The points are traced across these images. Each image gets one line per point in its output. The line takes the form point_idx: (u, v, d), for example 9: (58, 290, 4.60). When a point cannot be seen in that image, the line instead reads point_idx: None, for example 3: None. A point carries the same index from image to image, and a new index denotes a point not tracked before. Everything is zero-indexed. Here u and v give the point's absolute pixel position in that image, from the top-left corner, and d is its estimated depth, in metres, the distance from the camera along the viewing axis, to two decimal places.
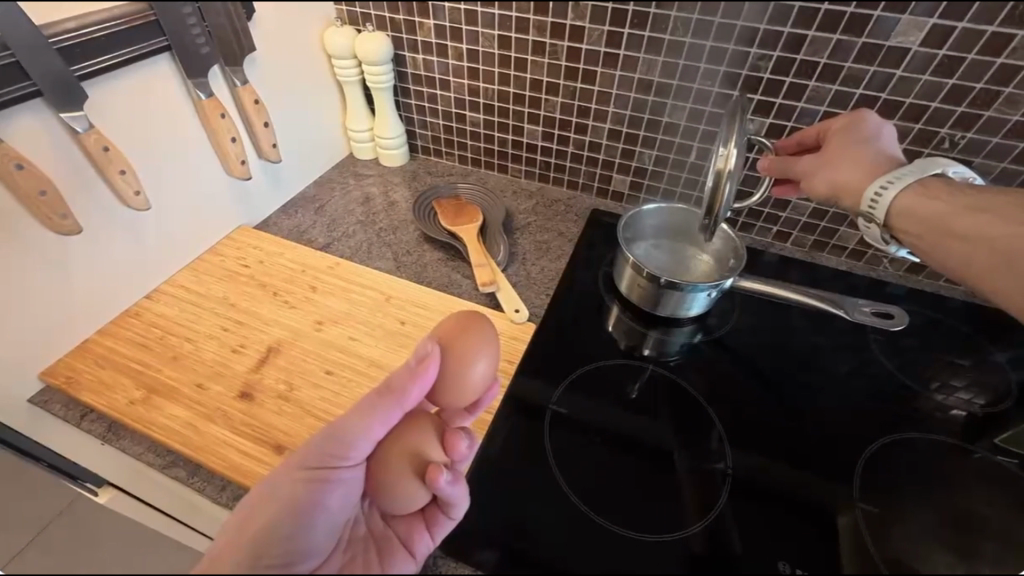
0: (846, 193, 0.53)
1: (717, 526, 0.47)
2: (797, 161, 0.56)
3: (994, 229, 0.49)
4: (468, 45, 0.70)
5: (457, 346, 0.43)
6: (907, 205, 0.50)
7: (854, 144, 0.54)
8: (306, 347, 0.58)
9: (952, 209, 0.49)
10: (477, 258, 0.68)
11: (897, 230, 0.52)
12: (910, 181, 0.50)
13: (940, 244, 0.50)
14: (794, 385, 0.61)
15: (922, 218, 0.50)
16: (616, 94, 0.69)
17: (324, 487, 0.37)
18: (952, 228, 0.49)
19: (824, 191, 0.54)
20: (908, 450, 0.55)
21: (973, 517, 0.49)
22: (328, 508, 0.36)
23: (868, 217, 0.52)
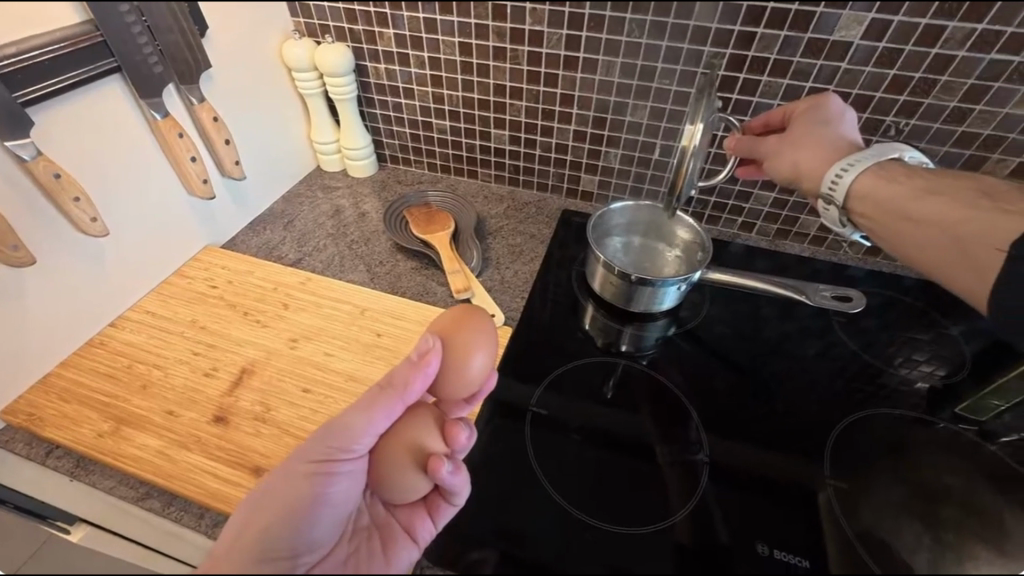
0: (805, 176, 0.55)
1: (697, 512, 0.48)
2: (762, 141, 0.59)
3: (951, 213, 0.48)
4: (428, 53, 0.70)
5: (455, 340, 0.43)
6: (865, 186, 0.51)
7: (815, 128, 0.56)
8: (281, 365, 0.57)
9: (905, 191, 0.50)
10: (451, 265, 0.68)
11: (857, 214, 0.53)
12: (868, 166, 0.52)
13: (896, 229, 0.51)
14: (765, 371, 0.63)
15: (876, 201, 0.51)
16: (579, 95, 0.70)
17: (328, 480, 0.36)
18: (909, 209, 0.50)
19: (788, 171, 0.56)
20: (874, 426, 0.57)
21: (936, 486, 0.52)
22: (333, 501, 0.36)
23: (828, 202, 0.54)
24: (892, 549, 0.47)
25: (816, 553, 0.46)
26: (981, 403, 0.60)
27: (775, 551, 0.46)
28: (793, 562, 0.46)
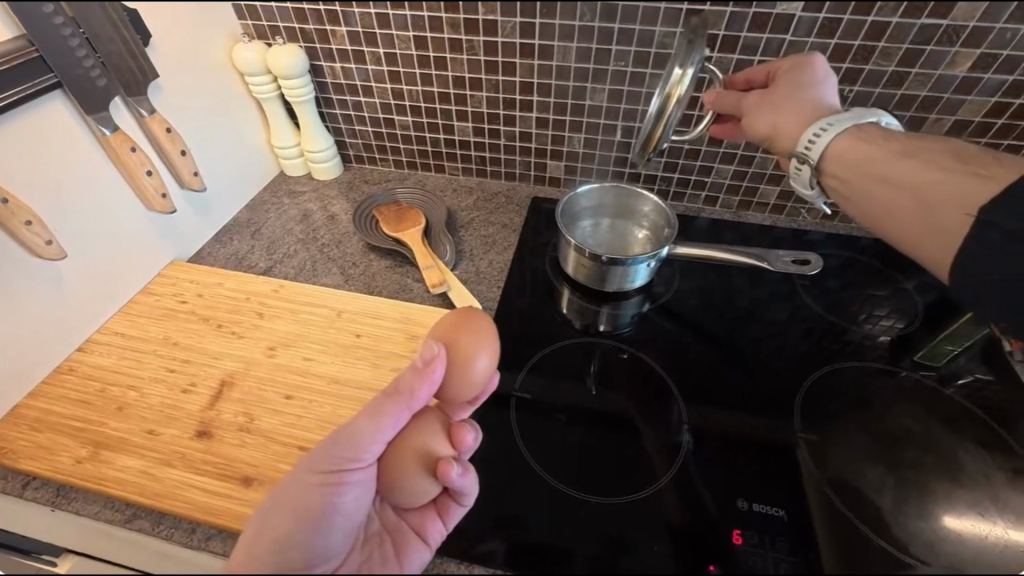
0: (782, 132, 0.54)
1: (679, 477, 0.51)
2: (743, 100, 0.57)
3: (926, 174, 0.47)
4: (384, 49, 0.71)
5: (458, 345, 0.44)
6: (842, 147, 0.50)
7: (798, 89, 0.54)
8: (261, 374, 0.56)
9: (881, 153, 0.49)
10: (424, 261, 0.67)
11: (828, 175, 0.52)
12: (846, 128, 0.50)
13: (868, 187, 0.49)
14: (737, 338, 0.65)
15: (851, 162, 0.50)
16: (537, 83, 0.71)
17: (339, 490, 0.36)
18: (885, 171, 0.48)
19: (765, 128, 0.55)
20: (837, 380, 0.60)
21: (897, 430, 0.56)
22: (345, 510, 0.36)
23: (803, 159, 0.52)
24: (860, 491, 0.50)
25: (793, 504, 0.49)
26: (936, 350, 0.64)
27: (753, 505, 0.49)
28: (771, 513, 0.48)
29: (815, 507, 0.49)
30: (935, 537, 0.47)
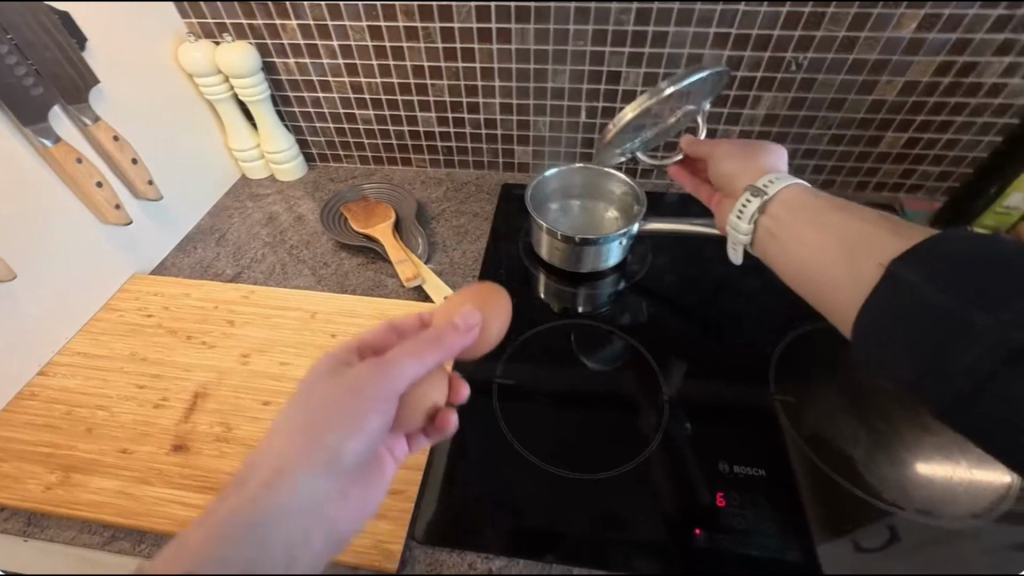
0: (744, 172, 0.58)
1: (661, 447, 0.52)
2: (720, 145, 0.60)
3: (854, 225, 0.48)
4: (338, 41, 0.69)
5: (491, 315, 0.47)
6: (788, 196, 0.52)
7: (760, 150, 0.59)
8: (236, 383, 0.54)
9: (822, 206, 0.51)
10: (397, 255, 0.66)
11: (769, 218, 0.54)
12: (796, 183, 0.53)
13: (799, 232, 0.51)
14: (712, 308, 0.66)
15: (792, 207, 0.52)
16: (498, 68, 0.70)
17: (376, 416, 0.37)
18: (818, 219, 0.50)
19: (732, 167, 0.59)
20: (808, 341, 0.62)
21: (866, 384, 0.58)
22: (374, 436, 0.37)
23: (757, 194, 0.54)
24: (832, 445, 0.52)
25: (773, 462, 0.51)
26: None
27: (734, 467, 0.50)
28: (751, 473, 0.50)
29: (795, 463, 0.51)
30: (905, 480, 0.49)
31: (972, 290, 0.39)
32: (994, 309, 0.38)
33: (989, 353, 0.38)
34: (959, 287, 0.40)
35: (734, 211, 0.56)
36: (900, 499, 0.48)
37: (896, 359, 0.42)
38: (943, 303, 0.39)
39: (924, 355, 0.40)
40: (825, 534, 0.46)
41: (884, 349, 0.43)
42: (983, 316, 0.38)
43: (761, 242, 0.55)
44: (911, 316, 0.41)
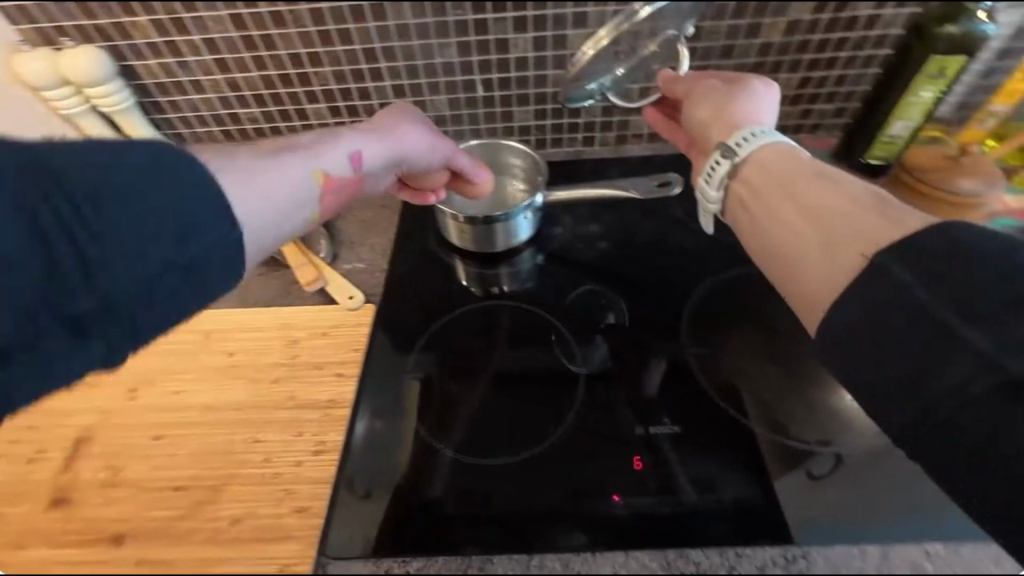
0: (716, 124, 0.50)
1: (578, 420, 0.52)
2: (696, 87, 0.53)
3: (839, 204, 0.40)
4: (199, 35, 0.63)
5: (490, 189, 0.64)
6: (765, 157, 0.45)
7: (742, 97, 0.50)
8: (122, 422, 0.50)
9: (807, 172, 0.43)
10: (295, 259, 0.61)
11: (741, 182, 0.46)
12: (778, 141, 0.46)
13: (772, 203, 0.42)
14: (629, 271, 0.65)
15: (770, 170, 0.44)
16: (381, 47, 0.65)
17: (435, 156, 0.53)
18: (799, 190, 0.42)
19: (707, 116, 0.51)
20: (721, 288, 0.63)
21: (772, 323, 0.60)
22: (419, 162, 0.52)
23: (727, 154, 0.46)
24: (742, 390, 0.54)
25: (692, 420, 0.52)
26: None
27: (649, 428, 0.51)
28: (665, 431, 0.51)
29: (762, 435, 0.51)
30: (814, 413, 0.52)
31: (972, 297, 0.32)
32: (1003, 333, 0.31)
33: (981, 375, 0.30)
34: (961, 295, 0.32)
35: (703, 174, 0.49)
36: (833, 434, 0.51)
37: (881, 366, 0.33)
38: (933, 306, 0.32)
39: (913, 364, 0.32)
40: (784, 472, 0.49)
41: (873, 353, 0.34)
42: (976, 327, 0.31)
43: (731, 211, 0.47)
44: (903, 315, 0.33)
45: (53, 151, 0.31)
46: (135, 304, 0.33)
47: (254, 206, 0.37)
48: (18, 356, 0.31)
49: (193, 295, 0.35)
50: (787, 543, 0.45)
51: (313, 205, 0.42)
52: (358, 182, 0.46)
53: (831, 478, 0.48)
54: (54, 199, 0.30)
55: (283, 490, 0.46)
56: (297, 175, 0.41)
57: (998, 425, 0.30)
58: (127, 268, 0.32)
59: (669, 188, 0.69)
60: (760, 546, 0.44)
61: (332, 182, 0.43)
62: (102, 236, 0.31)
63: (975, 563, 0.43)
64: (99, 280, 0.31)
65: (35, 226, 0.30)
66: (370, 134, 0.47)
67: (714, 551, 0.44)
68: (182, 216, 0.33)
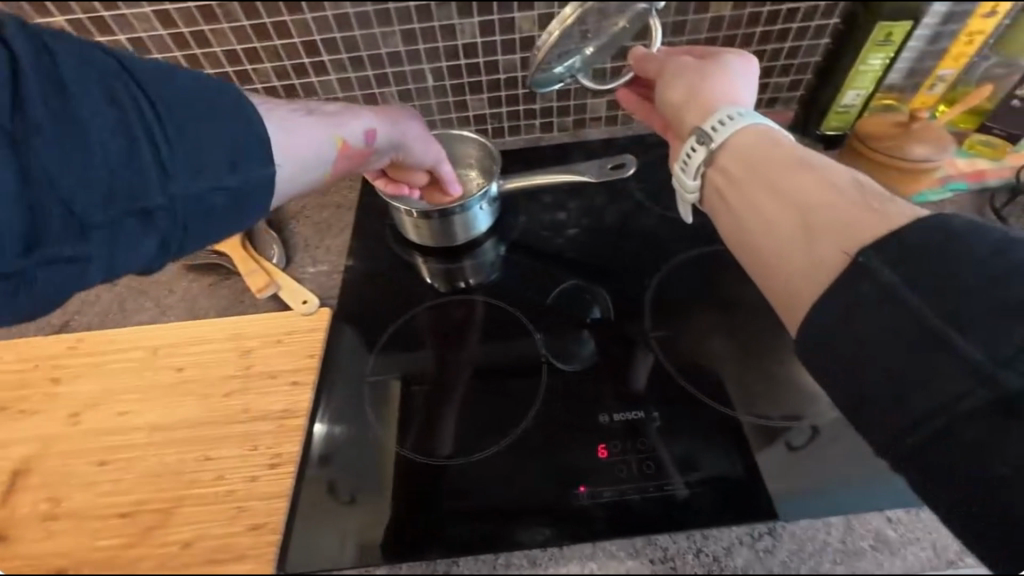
0: (691, 108, 0.46)
1: (543, 412, 0.51)
2: (668, 66, 0.50)
3: (821, 196, 0.38)
4: (124, 35, 0.59)
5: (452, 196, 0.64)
6: (743, 143, 0.42)
7: (717, 78, 0.47)
8: (63, 449, 0.48)
9: (786, 159, 0.41)
10: (246, 267, 0.59)
11: (718, 170, 0.43)
12: (754, 124, 0.43)
13: (752, 194, 0.41)
14: (593, 259, 0.64)
15: (747, 158, 0.42)
16: (321, 40, 0.61)
17: (426, 154, 0.54)
18: (778, 180, 0.40)
19: (679, 99, 0.48)
20: (683, 268, 0.62)
21: (735, 301, 0.60)
22: (412, 158, 0.54)
23: (703, 139, 0.44)
24: (707, 369, 0.54)
25: (665, 402, 0.51)
26: None
27: (614, 415, 0.51)
28: (632, 417, 0.50)
29: (744, 419, 0.50)
30: (778, 387, 0.52)
31: (964, 305, 0.31)
32: (996, 340, 0.30)
33: (971, 391, 0.30)
34: (952, 305, 0.31)
35: (679, 160, 0.46)
36: (801, 408, 0.51)
37: (866, 370, 0.32)
38: (923, 315, 0.31)
39: (904, 367, 0.31)
40: (765, 446, 0.49)
41: (855, 362, 0.33)
42: (968, 339, 0.30)
43: (710, 201, 0.45)
44: (891, 328, 0.32)
45: (137, 64, 0.38)
46: (191, 206, 0.38)
47: (289, 151, 0.43)
48: (97, 230, 0.37)
49: (238, 217, 0.41)
50: (753, 521, 0.44)
51: (327, 163, 0.46)
52: (365, 155, 0.50)
53: (809, 448, 0.48)
54: (143, 102, 0.37)
55: (237, 507, 0.44)
56: (320, 132, 0.45)
57: (985, 435, 0.30)
58: (194, 173, 0.38)
59: (623, 168, 0.69)
60: (726, 526, 0.44)
61: (348, 147, 0.48)
62: (173, 141, 0.37)
63: (937, 526, 0.43)
64: (170, 177, 0.37)
65: (124, 122, 0.36)
66: (380, 111, 0.51)
67: (681, 534, 0.43)
68: (239, 143, 0.39)
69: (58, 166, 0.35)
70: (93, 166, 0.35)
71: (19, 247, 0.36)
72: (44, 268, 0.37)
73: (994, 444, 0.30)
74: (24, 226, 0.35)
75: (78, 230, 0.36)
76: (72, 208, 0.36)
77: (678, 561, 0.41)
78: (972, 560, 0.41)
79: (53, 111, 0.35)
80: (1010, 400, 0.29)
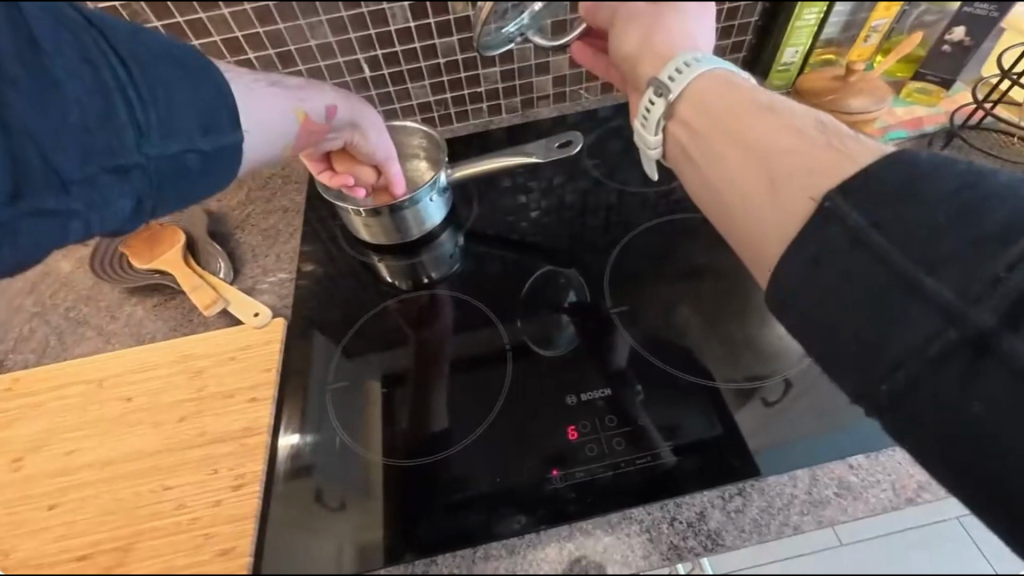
0: (649, 56, 0.38)
1: (511, 403, 0.51)
2: None
3: (785, 140, 0.34)
4: None
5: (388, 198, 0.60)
6: (706, 89, 0.37)
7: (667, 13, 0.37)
8: (8, 497, 0.45)
9: (746, 103, 0.36)
10: (188, 283, 0.55)
11: (679, 123, 0.38)
12: (714, 67, 0.37)
13: (713, 143, 0.36)
14: (551, 241, 0.64)
15: (709, 106, 0.37)
16: (244, 36, 0.58)
17: (380, 146, 0.53)
18: (739, 125, 0.35)
19: (635, 48, 0.38)
20: (641, 242, 0.62)
21: (693, 269, 0.60)
22: (364, 149, 0.52)
23: (662, 91, 0.37)
24: (670, 340, 0.54)
25: (643, 372, 0.52)
26: None
27: (582, 395, 0.50)
28: (596, 396, 0.50)
29: (721, 385, 0.50)
30: (742, 350, 0.53)
31: (935, 246, 0.29)
32: (966, 277, 0.28)
33: (943, 333, 0.28)
34: (917, 245, 0.29)
35: (637, 115, 0.40)
36: (765, 367, 0.51)
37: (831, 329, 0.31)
38: (896, 261, 0.29)
39: (875, 318, 0.30)
40: (743, 404, 0.49)
41: (826, 318, 0.31)
42: (939, 282, 0.29)
43: (672, 159, 0.40)
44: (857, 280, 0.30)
45: (105, 17, 0.35)
46: (164, 172, 0.38)
47: (261, 121, 0.41)
48: (74, 187, 0.36)
49: (211, 181, 0.40)
50: (724, 483, 0.45)
51: (288, 134, 0.44)
52: (323, 133, 0.47)
53: (785, 402, 0.49)
54: (113, 60, 0.34)
55: (201, 535, 0.42)
56: (282, 102, 0.43)
57: (959, 380, 0.28)
58: (168, 138, 0.37)
59: (571, 146, 0.67)
60: (697, 492, 0.45)
61: (309, 123, 0.45)
62: (147, 105, 0.36)
63: (894, 467, 0.45)
64: (147, 141, 0.36)
65: (94, 79, 0.34)
66: (341, 91, 0.48)
67: (656, 505, 0.44)
68: (211, 108, 0.38)
69: (35, 121, 0.34)
70: (68, 125, 0.35)
71: (8, 196, 0.36)
72: (30, 217, 0.37)
73: (969, 385, 0.28)
74: (10, 175, 0.36)
75: (60, 186, 0.36)
76: (51, 163, 0.36)
77: (656, 531, 0.43)
78: (929, 496, 0.44)
79: (23, 61, 0.33)
80: (981, 340, 0.28)
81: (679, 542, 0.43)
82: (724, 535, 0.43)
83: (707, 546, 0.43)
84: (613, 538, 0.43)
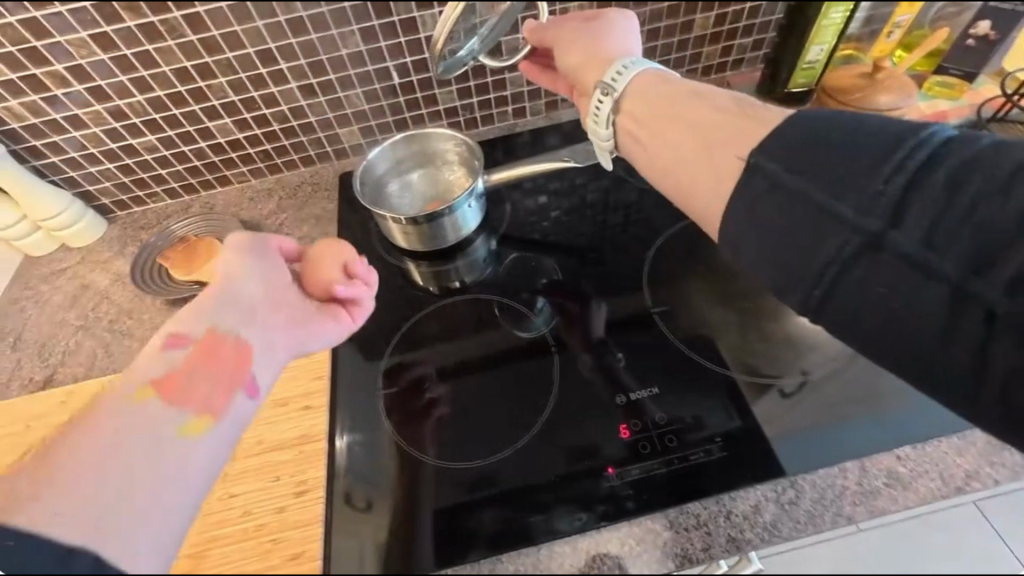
0: (590, 67, 0.47)
1: (561, 405, 0.51)
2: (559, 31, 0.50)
3: (709, 115, 0.39)
4: (63, 64, 0.54)
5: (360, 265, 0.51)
6: (642, 86, 0.43)
7: (589, 38, 0.48)
8: None
9: (674, 92, 0.41)
10: None
11: (626, 115, 0.44)
12: (646, 67, 0.44)
13: (651, 126, 0.41)
14: (584, 242, 0.65)
15: (647, 98, 0.42)
16: (277, 48, 0.58)
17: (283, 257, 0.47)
18: (671, 108, 0.41)
19: (576, 61, 0.48)
20: (675, 241, 0.63)
21: (727, 267, 0.61)
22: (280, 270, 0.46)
23: (607, 90, 0.44)
24: (710, 338, 0.55)
25: (640, 343, 0.55)
26: None
27: (630, 395, 0.51)
28: (646, 394, 0.51)
29: (738, 376, 0.52)
30: (780, 345, 0.54)
31: (832, 169, 0.32)
32: (859, 193, 0.31)
33: (846, 241, 0.31)
34: (834, 173, 0.32)
35: (589, 115, 0.46)
36: (802, 361, 0.53)
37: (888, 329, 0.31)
38: (810, 193, 0.32)
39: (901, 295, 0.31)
40: (758, 395, 0.51)
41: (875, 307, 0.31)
42: (846, 204, 0.31)
43: (624, 148, 0.45)
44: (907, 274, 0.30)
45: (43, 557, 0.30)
46: None
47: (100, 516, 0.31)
48: None
49: None
50: (777, 477, 0.46)
51: (179, 408, 0.35)
52: (247, 317, 0.41)
53: (820, 394, 0.51)
54: None
55: (271, 540, 0.44)
56: (108, 423, 0.33)
57: (867, 274, 0.31)
58: None
59: None
60: (750, 487, 0.46)
61: (169, 384, 0.36)
62: None
63: (940, 456, 0.47)
64: None
65: None
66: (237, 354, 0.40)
67: (711, 500, 0.45)
68: None
69: None
70: None
71: None
72: None
73: (880, 285, 0.31)
74: None
75: None
76: None
77: (712, 525, 0.45)
78: (977, 485, 0.45)
79: None
80: (876, 241, 0.31)
81: (737, 534, 0.44)
82: (780, 527, 0.44)
83: (764, 537, 0.44)
84: (672, 533, 0.45)
